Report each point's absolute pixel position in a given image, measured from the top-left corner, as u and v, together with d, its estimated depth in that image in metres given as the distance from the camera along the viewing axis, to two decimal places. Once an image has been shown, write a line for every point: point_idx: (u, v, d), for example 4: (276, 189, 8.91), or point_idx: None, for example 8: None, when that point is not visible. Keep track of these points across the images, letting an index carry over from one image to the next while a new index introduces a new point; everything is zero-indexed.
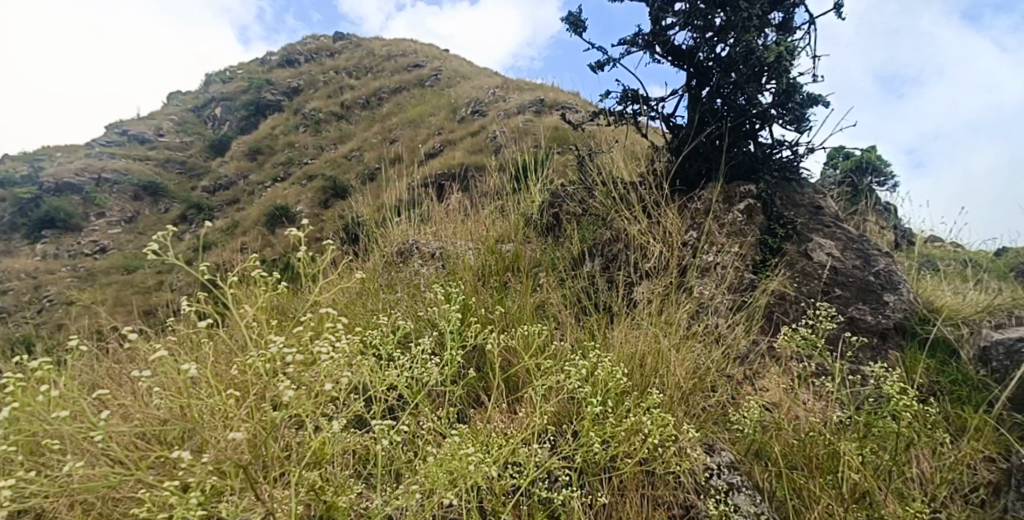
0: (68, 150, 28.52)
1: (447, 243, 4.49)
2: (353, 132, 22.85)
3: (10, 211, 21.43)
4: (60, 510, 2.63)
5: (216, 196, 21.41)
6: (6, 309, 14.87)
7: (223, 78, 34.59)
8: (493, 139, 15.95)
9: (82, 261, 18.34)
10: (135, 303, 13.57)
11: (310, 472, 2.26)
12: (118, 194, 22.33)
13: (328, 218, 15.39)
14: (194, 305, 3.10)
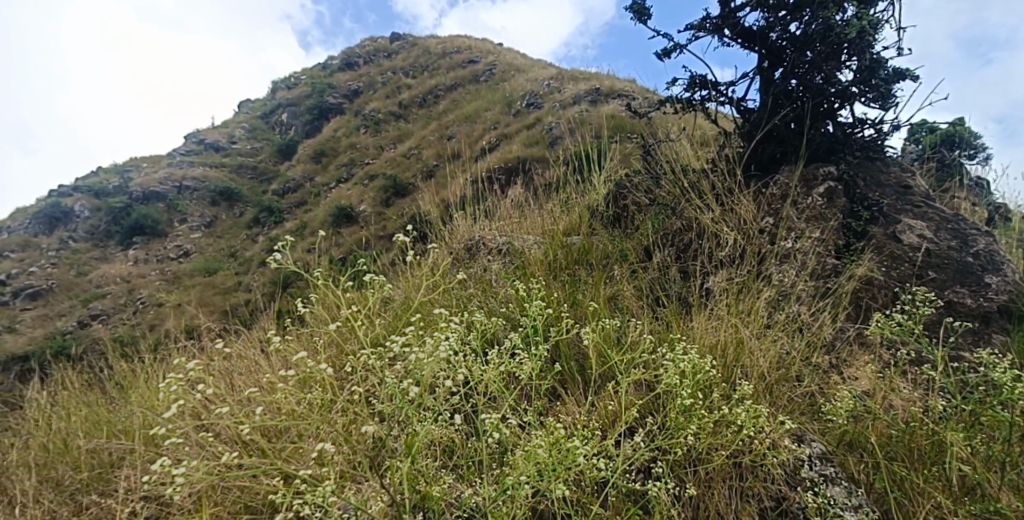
0: (151, 160, 30.23)
1: (512, 237, 4.53)
2: (412, 131, 23.26)
3: (103, 221, 22.97)
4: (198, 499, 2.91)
5: (286, 199, 22.24)
6: (103, 311, 15.99)
7: (288, 85, 35.81)
8: (550, 131, 15.95)
9: (169, 264, 19.45)
10: (216, 304, 14.34)
11: (404, 464, 2.33)
12: (197, 201, 23.54)
13: (392, 216, 15.76)
14: (306, 307, 3.38)
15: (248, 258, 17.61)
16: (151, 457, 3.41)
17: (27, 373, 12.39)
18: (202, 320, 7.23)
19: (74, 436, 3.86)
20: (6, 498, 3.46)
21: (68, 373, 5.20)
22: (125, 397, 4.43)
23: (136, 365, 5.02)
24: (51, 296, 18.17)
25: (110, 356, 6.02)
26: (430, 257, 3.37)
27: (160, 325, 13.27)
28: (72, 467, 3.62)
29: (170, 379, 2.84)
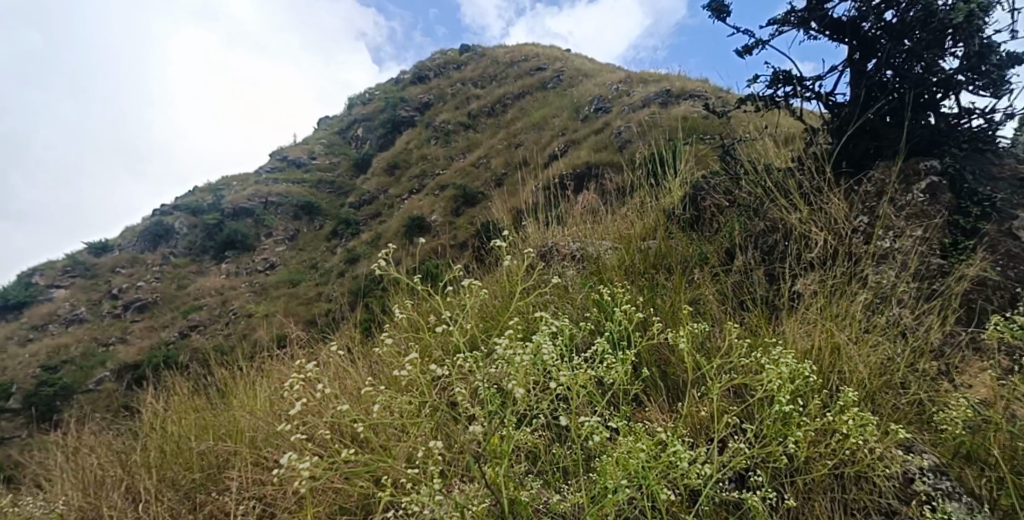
0: (240, 178, 31.92)
1: (586, 243, 4.49)
2: (482, 140, 23.54)
3: (199, 236, 24.38)
4: (318, 497, 3.12)
5: (363, 211, 22.95)
6: (201, 321, 16.98)
7: (363, 100, 37.00)
8: (619, 136, 15.80)
9: (256, 276, 20.44)
10: (300, 313, 14.92)
11: (495, 466, 2.35)
12: (282, 216, 24.63)
13: (462, 225, 15.93)
14: (406, 314, 3.48)
15: (328, 269, 18.25)
16: (276, 456, 3.68)
17: (138, 382, 13.36)
18: (290, 330, 7.56)
19: (185, 439, 4.17)
20: (130, 497, 3.79)
21: (176, 381, 5.56)
22: (226, 402, 4.72)
23: (237, 372, 5.32)
24: (155, 309, 19.48)
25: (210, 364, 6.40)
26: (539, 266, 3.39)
27: (250, 334, 13.96)
28: (185, 470, 3.94)
29: (296, 381, 3.06)
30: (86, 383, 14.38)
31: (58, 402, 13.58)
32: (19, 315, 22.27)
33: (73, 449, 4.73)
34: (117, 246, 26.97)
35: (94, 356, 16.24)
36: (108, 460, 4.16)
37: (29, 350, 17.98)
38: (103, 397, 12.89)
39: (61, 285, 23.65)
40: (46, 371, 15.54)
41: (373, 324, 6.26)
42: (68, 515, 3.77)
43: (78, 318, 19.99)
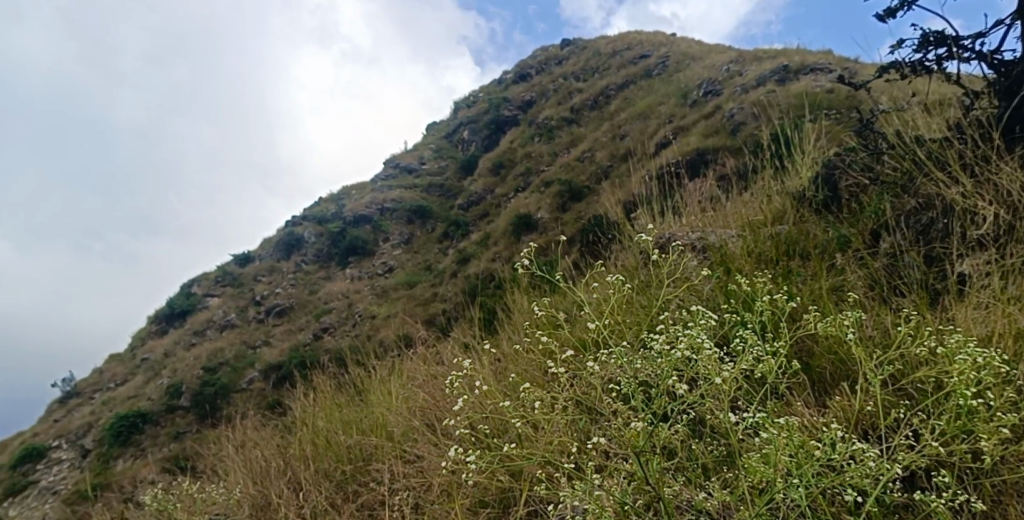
0: (358, 187, 33.61)
1: (708, 232, 4.22)
2: (586, 133, 23.29)
3: (325, 244, 25.90)
4: (468, 489, 3.20)
5: (471, 211, 23.40)
6: (331, 324, 18.06)
7: (467, 103, 37.80)
8: (732, 120, 15.12)
9: (376, 279, 21.42)
10: (418, 313, 15.47)
11: (650, 464, 2.25)
12: (397, 220, 25.65)
13: (569, 220, 15.82)
14: (545, 311, 3.48)
15: (442, 270, 18.77)
16: (424, 452, 3.80)
17: (282, 382, 14.46)
18: (402, 332, 7.83)
19: (333, 433, 4.44)
20: (293, 487, 4.10)
21: (318, 382, 5.90)
22: (363, 400, 4.96)
23: (369, 373, 5.59)
24: (291, 313, 20.94)
25: (336, 367, 6.76)
26: (680, 257, 3.27)
27: (374, 335, 14.64)
28: (336, 463, 4.19)
29: (451, 376, 3.12)
30: (239, 382, 15.75)
31: (216, 401, 15.04)
32: (181, 323, 24.80)
33: (237, 445, 5.19)
34: (257, 256, 29.30)
35: (244, 357, 17.77)
36: (270, 453, 4.54)
37: (190, 354, 19.95)
38: (253, 396, 14.07)
39: (213, 295, 26.06)
40: (206, 373, 17.21)
41: (488, 325, 6.31)
42: (244, 503, 4.16)
43: (228, 323, 21.92)
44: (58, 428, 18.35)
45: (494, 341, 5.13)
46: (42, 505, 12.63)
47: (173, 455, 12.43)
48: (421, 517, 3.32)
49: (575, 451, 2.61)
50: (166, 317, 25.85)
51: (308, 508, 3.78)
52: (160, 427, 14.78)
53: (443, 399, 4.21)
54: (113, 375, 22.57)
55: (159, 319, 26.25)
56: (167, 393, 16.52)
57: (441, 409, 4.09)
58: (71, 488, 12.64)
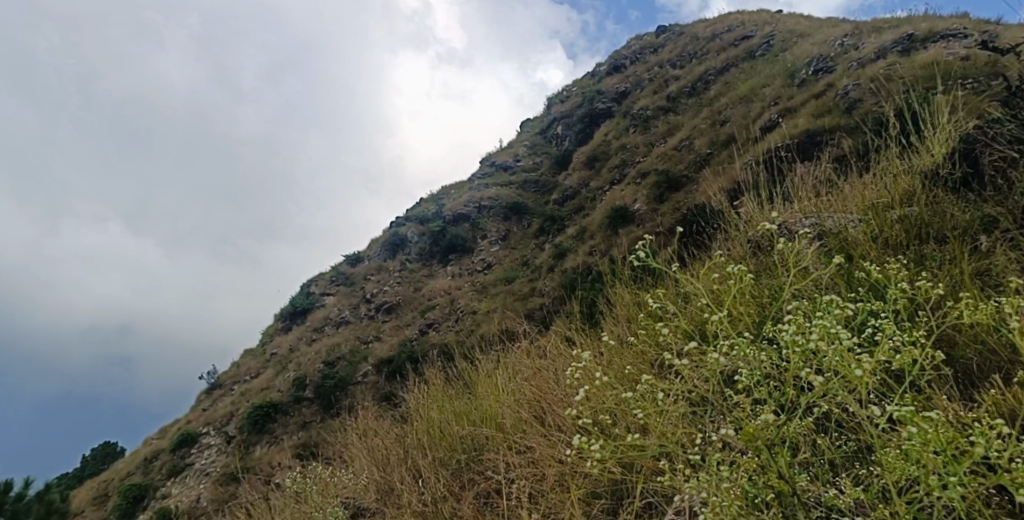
0: (456, 187, 34.37)
1: (826, 216, 4.01)
2: (683, 121, 22.56)
3: (427, 242, 26.69)
4: (584, 480, 3.22)
5: (567, 205, 23.30)
6: (435, 319, 18.63)
7: (561, 98, 37.68)
8: (847, 98, 14.18)
9: (476, 276, 21.82)
10: (517, 308, 15.66)
11: (781, 460, 2.13)
12: (494, 218, 26.04)
13: (668, 211, 15.42)
14: (659, 302, 3.45)
15: (539, 265, 18.83)
16: (538, 443, 3.86)
17: (393, 376, 15.12)
18: (497, 331, 7.94)
19: (447, 424, 4.61)
20: (413, 474, 4.31)
21: (429, 374, 6.14)
22: (472, 392, 5.12)
23: (475, 367, 5.75)
24: (398, 310, 21.78)
25: (437, 365, 6.99)
26: (802, 244, 3.12)
27: (475, 330, 14.94)
28: (450, 452, 4.38)
29: (573, 369, 3.15)
30: (354, 376, 16.60)
31: (335, 393, 15.93)
32: (302, 321, 26.43)
33: (359, 433, 5.52)
34: (366, 256, 30.68)
35: (357, 352, 18.70)
36: (389, 441, 4.81)
37: (310, 350, 21.26)
38: (368, 390, 14.81)
39: (328, 294, 27.58)
40: (325, 367, 18.27)
41: (588, 321, 6.28)
42: (372, 488, 4.45)
43: (343, 321, 23.12)
44: (202, 418, 20.14)
45: (598, 335, 5.12)
46: (195, 487, 13.95)
47: (300, 443, 13.32)
48: (538, 507, 3.37)
49: (696, 443, 2.55)
50: (287, 315, 27.63)
51: (428, 495, 3.95)
52: (288, 417, 15.87)
53: (551, 392, 4.28)
54: (247, 368, 24.45)
55: (282, 317, 28.12)
56: (292, 386, 17.68)
57: (555, 401, 4.14)
58: (217, 473, 13.87)
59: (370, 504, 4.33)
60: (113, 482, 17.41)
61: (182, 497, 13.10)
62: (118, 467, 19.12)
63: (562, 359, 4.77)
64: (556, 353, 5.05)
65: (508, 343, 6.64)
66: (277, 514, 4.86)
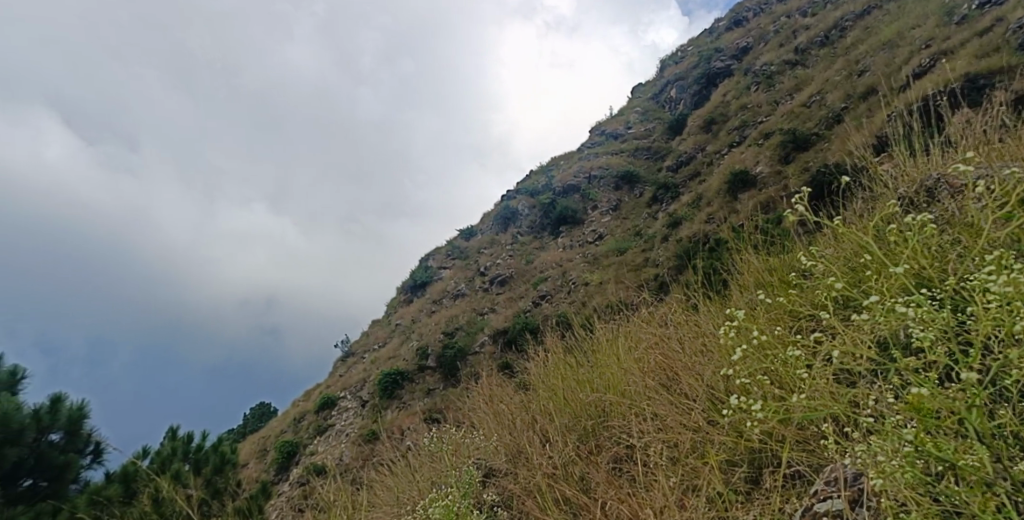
0: (566, 157, 34.18)
1: (1004, 166, 3.57)
2: (813, 75, 20.95)
3: (538, 215, 26.86)
4: (722, 447, 3.14)
5: (681, 172, 22.47)
6: (549, 291, 18.77)
7: (676, 60, 36.17)
8: (1016, 34, 12.50)
9: (588, 247, 21.64)
10: (631, 278, 15.46)
11: (972, 428, 1.93)
12: (605, 188, 25.68)
13: (795, 171, 14.54)
14: (814, 260, 3.23)
15: (653, 234, 18.39)
16: (670, 408, 3.80)
17: (510, 346, 15.47)
18: (617, 301, 7.82)
19: (572, 391, 4.66)
20: (541, 439, 4.41)
21: (550, 342, 6.20)
22: (593, 361, 5.13)
23: (597, 336, 5.74)
24: (511, 283, 22.07)
25: (557, 334, 7.02)
26: (991, 191, 2.78)
27: (590, 302, 14.90)
28: (575, 418, 4.42)
29: (729, 332, 3.03)
30: (472, 345, 17.13)
31: (456, 362, 16.53)
32: (422, 293, 27.52)
33: (485, 398, 5.69)
34: (480, 230, 31.35)
35: (475, 323, 19.25)
36: (515, 407, 4.95)
37: (431, 321, 22.16)
38: (487, 358, 15.28)
39: (445, 267, 28.49)
40: (445, 337, 19.01)
41: (714, 288, 6.04)
42: (502, 451, 4.59)
43: (459, 293, 23.83)
44: (338, 383, 21.66)
45: (725, 303, 4.93)
46: (335, 445, 15.14)
47: (427, 409, 14.04)
48: (674, 471, 3.33)
49: (862, 408, 2.39)
50: (409, 288, 28.88)
51: (558, 459, 4.02)
52: (414, 384, 16.73)
53: (679, 360, 4.20)
54: (375, 338, 25.95)
55: (404, 290, 29.47)
56: (417, 355, 18.54)
57: (687, 368, 4.07)
58: (354, 433, 14.95)
59: (499, 466, 4.46)
60: (269, 438, 19.30)
61: (326, 455, 14.26)
62: (270, 426, 21.09)
63: (689, 328, 4.66)
64: (681, 322, 4.94)
65: (628, 311, 6.57)
66: (416, 471, 5.14)
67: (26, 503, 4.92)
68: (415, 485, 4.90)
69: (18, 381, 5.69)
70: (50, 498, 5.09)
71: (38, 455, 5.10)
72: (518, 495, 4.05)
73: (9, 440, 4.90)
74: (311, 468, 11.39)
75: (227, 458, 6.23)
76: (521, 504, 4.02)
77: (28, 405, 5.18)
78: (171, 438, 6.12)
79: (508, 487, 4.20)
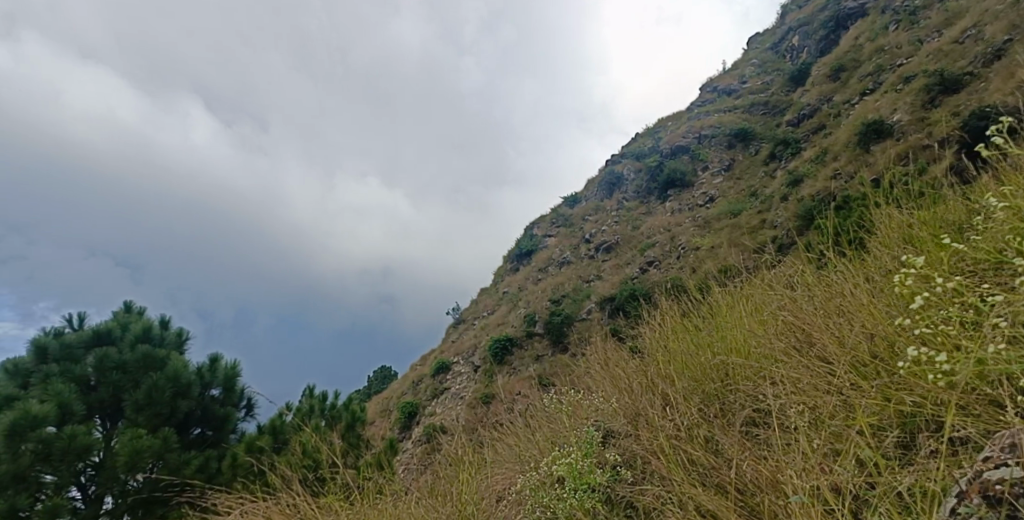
0: (675, 117, 32.93)
1: None
2: (965, 7, 18.63)
3: (644, 179, 26.24)
4: (872, 410, 2.98)
5: (803, 126, 20.95)
6: (657, 257, 18.34)
7: (799, 3, 33.47)
8: None
9: (698, 210, 20.78)
10: (746, 241, 14.79)
11: None
12: (718, 147, 24.54)
13: (941, 119, 13.15)
14: (1004, 206, 2.95)
15: (770, 195, 17.40)
16: (805, 369, 3.64)
17: (617, 313, 15.35)
18: (736, 266, 7.47)
19: (691, 356, 4.56)
20: (662, 401, 4.35)
21: (664, 307, 6.05)
22: (713, 324, 4.99)
23: (715, 299, 5.56)
24: (617, 249, 21.69)
25: (669, 300, 6.82)
26: None
27: (700, 267, 14.41)
28: (697, 383, 4.33)
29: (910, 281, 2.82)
30: (579, 312, 17.14)
31: (563, 329, 16.63)
32: (529, 261, 27.78)
33: (601, 362, 5.66)
34: (585, 197, 31.08)
35: (581, 290, 19.22)
36: (632, 371, 4.90)
37: (539, 288, 22.37)
38: (595, 325, 15.27)
39: (550, 235, 28.54)
40: (552, 304, 19.16)
41: (845, 247, 5.60)
42: (620, 413, 4.55)
43: (565, 261, 23.82)
44: (452, 348, 22.46)
45: (861, 263, 4.60)
46: (451, 408, 15.83)
47: (537, 374, 14.30)
48: (816, 434, 3.17)
49: None
50: (517, 256, 29.21)
51: (681, 421, 3.94)
52: (523, 350, 17.08)
53: (807, 318, 4.01)
54: (485, 305, 26.61)
55: (510, 259, 29.89)
56: (525, 321, 18.81)
57: (819, 323, 3.87)
58: (469, 396, 15.53)
59: (618, 427, 4.44)
60: (391, 399, 20.50)
61: (441, 417, 14.93)
62: (391, 388, 22.35)
63: (814, 288, 4.44)
64: (809, 284, 4.68)
65: (745, 274, 6.27)
66: (535, 431, 5.21)
67: (197, 448, 5.62)
68: (535, 443, 4.96)
69: (184, 341, 6.37)
70: (216, 445, 5.76)
71: (203, 407, 5.80)
72: (642, 455, 3.99)
73: (180, 393, 5.60)
74: (429, 429, 11.98)
75: (358, 415, 6.61)
76: (645, 464, 3.98)
77: (192, 363, 5.87)
78: (308, 397, 6.63)
79: (630, 448, 4.16)
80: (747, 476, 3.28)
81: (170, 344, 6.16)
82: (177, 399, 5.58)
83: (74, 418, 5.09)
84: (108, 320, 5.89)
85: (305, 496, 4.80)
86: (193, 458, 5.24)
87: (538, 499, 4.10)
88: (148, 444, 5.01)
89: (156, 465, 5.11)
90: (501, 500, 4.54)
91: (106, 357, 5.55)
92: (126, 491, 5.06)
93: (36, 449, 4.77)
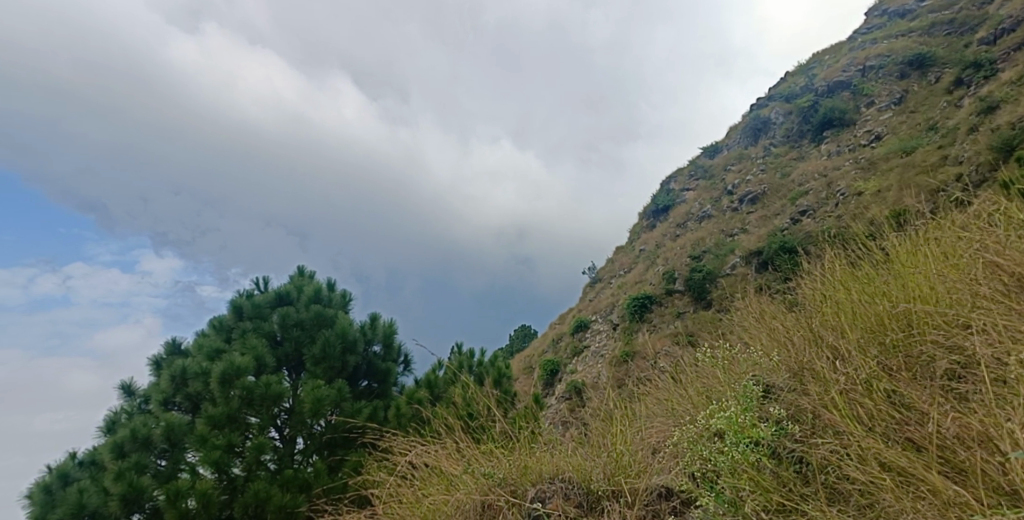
0: (834, 48, 29.92)
1: None
2: None
3: (796, 122, 24.29)
4: None
5: (999, 45, 18.14)
6: (810, 206, 16.99)
7: None
8: None
9: (860, 151, 18.88)
10: (923, 184, 13.23)
11: None
12: (888, 78, 22.02)
13: None
14: None
15: (953, 128, 15.36)
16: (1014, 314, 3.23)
17: (766, 267, 14.54)
18: (911, 212, 6.70)
19: (863, 305, 4.20)
20: (830, 353, 4.05)
21: (825, 257, 5.58)
22: (890, 272, 4.52)
23: (883, 249, 5.07)
24: (765, 199, 20.34)
25: (826, 252, 6.30)
26: None
27: (864, 216, 13.12)
28: (874, 333, 3.97)
29: None
30: (723, 268, 16.32)
31: (706, 285, 16.00)
32: (666, 216, 26.97)
33: (754, 318, 5.37)
34: (727, 145, 29.44)
35: (724, 244, 18.31)
36: (792, 326, 4.60)
37: (678, 244, 21.68)
38: (741, 281, 14.59)
39: (690, 189, 27.39)
40: (693, 261, 18.50)
41: None
42: (782, 368, 4.29)
43: (706, 215, 22.78)
44: (591, 306, 22.48)
45: None
46: (593, 365, 15.95)
47: (679, 333, 13.96)
48: None
49: None
50: (655, 212, 28.40)
51: (857, 375, 3.62)
52: (664, 308, 16.76)
53: (1010, 254, 3.55)
54: (622, 263, 26.23)
55: (647, 215, 29.11)
56: (664, 278, 18.32)
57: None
58: (610, 355, 15.51)
59: (781, 383, 4.17)
60: (533, 357, 21.00)
61: (583, 376, 15.08)
62: (533, 345, 22.87)
63: (1011, 229, 3.92)
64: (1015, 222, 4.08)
65: (923, 219, 5.60)
66: (686, 388, 5.06)
67: (366, 399, 6.10)
68: (687, 399, 4.84)
69: (348, 302, 6.90)
70: (381, 397, 6.21)
71: (368, 363, 6.30)
72: (811, 409, 3.74)
73: (349, 349, 6.12)
74: (572, 386, 12.11)
75: (503, 371, 6.90)
76: (814, 419, 3.73)
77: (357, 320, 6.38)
78: (457, 353, 6.98)
79: (796, 401, 3.92)
80: (946, 432, 2.99)
81: (337, 305, 6.71)
82: (347, 354, 6.10)
83: (267, 369, 5.73)
84: (286, 283, 6.50)
85: (467, 442, 5.03)
86: (364, 406, 5.72)
87: (698, 452, 3.94)
88: (327, 393, 5.55)
89: (335, 410, 5.63)
90: (657, 453, 4.43)
91: (288, 315, 6.17)
92: (313, 434, 5.61)
93: (242, 394, 5.43)
